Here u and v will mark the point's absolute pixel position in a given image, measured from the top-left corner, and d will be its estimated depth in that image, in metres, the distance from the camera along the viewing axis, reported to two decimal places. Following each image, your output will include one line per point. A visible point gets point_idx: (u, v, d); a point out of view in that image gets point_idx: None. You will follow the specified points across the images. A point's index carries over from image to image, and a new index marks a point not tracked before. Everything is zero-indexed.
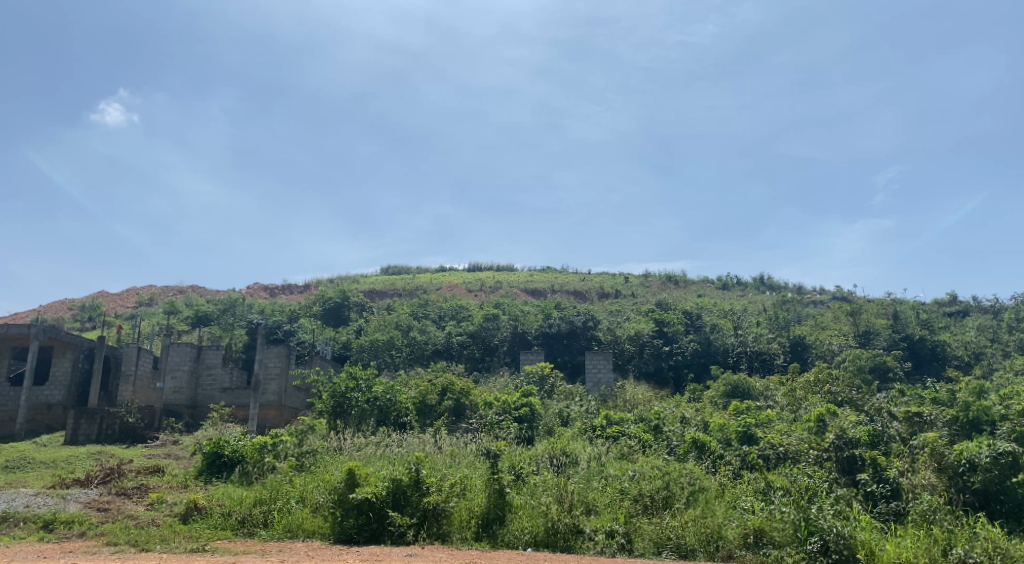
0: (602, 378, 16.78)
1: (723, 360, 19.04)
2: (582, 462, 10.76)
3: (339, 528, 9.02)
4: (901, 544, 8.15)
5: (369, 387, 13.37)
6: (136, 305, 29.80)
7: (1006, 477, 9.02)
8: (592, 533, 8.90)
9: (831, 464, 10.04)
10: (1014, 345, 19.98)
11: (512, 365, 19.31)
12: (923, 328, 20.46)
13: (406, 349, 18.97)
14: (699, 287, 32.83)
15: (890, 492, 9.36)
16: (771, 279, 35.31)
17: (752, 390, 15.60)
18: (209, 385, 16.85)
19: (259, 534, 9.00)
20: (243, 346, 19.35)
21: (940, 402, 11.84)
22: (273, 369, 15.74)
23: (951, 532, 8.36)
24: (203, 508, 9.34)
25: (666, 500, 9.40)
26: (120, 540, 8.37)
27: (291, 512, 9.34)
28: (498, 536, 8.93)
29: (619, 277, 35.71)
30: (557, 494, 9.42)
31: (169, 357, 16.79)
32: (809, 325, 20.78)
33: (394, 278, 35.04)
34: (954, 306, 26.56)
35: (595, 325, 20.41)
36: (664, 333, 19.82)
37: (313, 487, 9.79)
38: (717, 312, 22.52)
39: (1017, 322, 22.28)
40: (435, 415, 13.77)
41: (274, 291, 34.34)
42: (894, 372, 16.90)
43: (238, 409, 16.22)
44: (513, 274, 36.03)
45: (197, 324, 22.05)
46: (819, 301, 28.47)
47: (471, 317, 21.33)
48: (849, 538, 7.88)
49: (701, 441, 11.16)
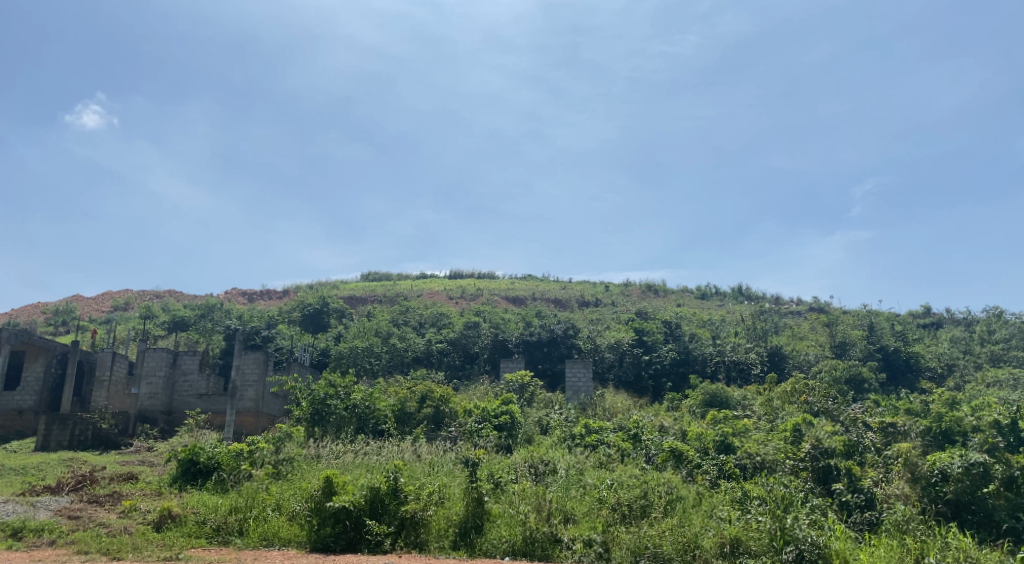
0: (581, 387, 16.74)
1: (702, 369, 19.10)
2: (560, 470, 10.82)
3: (316, 537, 8.96)
4: (875, 554, 8.23)
5: (347, 394, 13.28)
6: (111, 310, 29.37)
7: (977, 487, 9.25)
8: (569, 543, 8.90)
9: (807, 473, 10.24)
10: (985, 357, 20.28)
11: (492, 373, 19.27)
12: (898, 339, 20.63)
13: (385, 356, 18.86)
14: (679, 296, 33.20)
15: (865, 502, 9.54)
16: (749, 288, 35.68)
17: (730, 399, 15.55)
18: (185, 390, 16.64)
19: (234, 542, 8.93)
20: (221, 352, 19.25)
21: (914, 413, 11.94)
22: (251, 375, 15.55)
23: (923, 542, 8.48)
24: (177, 516, 9.26)
25: (644, 509, 9.43)
26: (92, 548, 8.23)
27: (267, 520, 9.30)
28: (476, 545, 8.92)
29: (599, 285, 35.99)
30: (535, 502, 9.45)
31: (145, 362, 16.49)
32: (786, 336, 21.03)
33: (374, 285, 34.88)
34: (928, 318, 26.84)
35: (576, 333, 20.48)
36: (644, 341, 19.92)
37: (290, 494, 9.75)
38: (696, 321, 22.66)
39: (988, 335, 22.64)
40: (414, 423, 13.62)
41: (253, 297, 34.03)
42: (871, 383, 17.03)
43: (215, 415, 16.08)
44: (494, 281, 36.24)
45: (174, 329, 21.82)
46: (796, 312, 28.70)
47: (451, 325, 21.27)
48: (824, 547, 8.12)
49: (679, 450, 11.32)
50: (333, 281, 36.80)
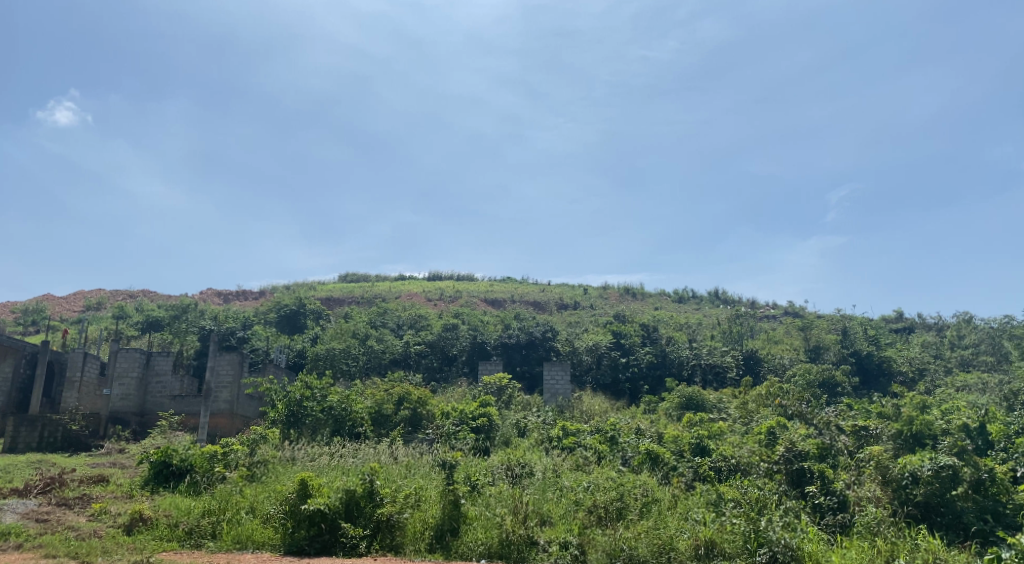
0: (559, 389, 16.76)
1: (678, 373, 19.20)
2: (537, 472, 10.83)
3: (290, 540, 8.90)
4: (847, 556, 8.31)
5: (324, 396, 13.21)
6: (83, 310, 28.88)
7: (946, 490, 9.40)
8: (545, 545, 8.85)
9: (781, 476, 10.32)
10: (955, 362, 20.62)
11: (470, 376, 19.22)
12: (871, 344, 20.90)
13: (363, 358, 18.75)
14: (656, 299, 33.38)
15: (838, 504, 9.65)
16: (725, 292, 35.99)
17: (706, 402, 15.66)
18: (158, 392, 16.43)
19: (206, 546, 8.82)
20: (195, 353, 19.04)
21: (886, 416, 12.10)
22: (225, 377, 15.39)
23: (894, 544, 8.61)
24: (148, 518, 9.12)
25: (620, 511, 9.47)
26: (59, 552, 8.09)
27: (241, 523, 9.21)
28: (452, 547, 8.90)
29: (578, 288, 36.11)
30: (512, 505, 9.44)
31: (117, 363, 16.25)
32: (762, 340, 21.24)
33: (352, 286, 34.68)
34: (900, 323, 27.22)
35: (554, 336, 20.52)
36: (622, 344, 20.00)
37: (264, 497, 9.70)
38: (673, 324, 22.78)
39: (957, 340, 23.02)
40: (391, 425, 13.55)
41: (229, 297, 33.68)
42: (844, 386, 17.25)
43: (189, 417, 15.92)
44: (473, 283, 36.24)
45: (148, 329, 21.54)
46: (772, 316, 29.00)
47: (429, 326, 21.23)
48: (798, 549, 8.23)
49: (655, 453, 11.38)
50: (310, 281, 36.53)
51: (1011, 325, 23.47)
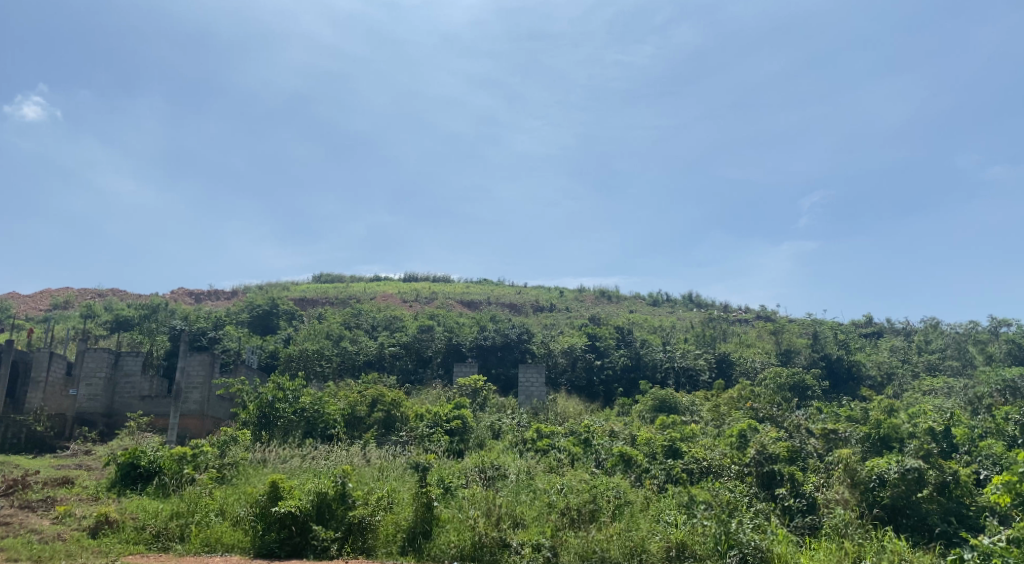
0: (534, 392, 16.77)
1: (652, 375, 19.32)
2: (511, 474, 10.83)
3: (260, 542, 8.79)
4: (815, 557, 8.41)
5: (296, 398, 13.10)
6: (50, 309, 28.32)
7: (912, 492, 9.55)
8: (518, 547, 8.80)
9: (751, 478, 10.43)
10: (922, 366, 21.00)
11: (445, 378, 19.17)
12: (841, 348, 21.20)
13: (336, 359, 18.63)
14: (631, 302, 33.58)
15: (806, 506, 9.78)
16: (699, 295, 36.32)
17: (679, 405, 15.77)
18: (127, 392, 16.16)
19: (174, 548, 8.71)
20: (165, 353, 18.78)
21: (855, 419, 12.27)
22: (196, 377, 15.20)
23: (860, 545, 8.74)
24: (115, 521, 8.97)
25: (592, 514, 9.50)
26: (21, 555, 7.89)
27: (210, 525, 9.09)
28: (424, 550, 8.86)
29: (554, 291, 36.19)
30: (485, 507, 9.41)
31: (84, 363, 15.95)
32: (734, 343, 21.46)
33: (326, 287, 34.46)
34: (870, 328, 27.64)
35: (529, 338, 20.57)
36: (597, 347, 20.10)
37: (234, 500, 9.58)
38: (647, 327, 22.94)
39: (925, 344, 23.46)
40: (364, 427, 13.49)
41: (200, 297, 33.23)
42: (813, 390, 17.47)
43: (158, 418, 15.71)
44: (449, 285, 36.20)
45: (116, 329, 21.19)
46: (745, 319, 29.31)
47: (404, 328, 21.15)
48: (767, 551, 8.33)
49: (628, 455, 11.45)
50: (284, 281, 36.16)
51: (976, 330, 23.96)
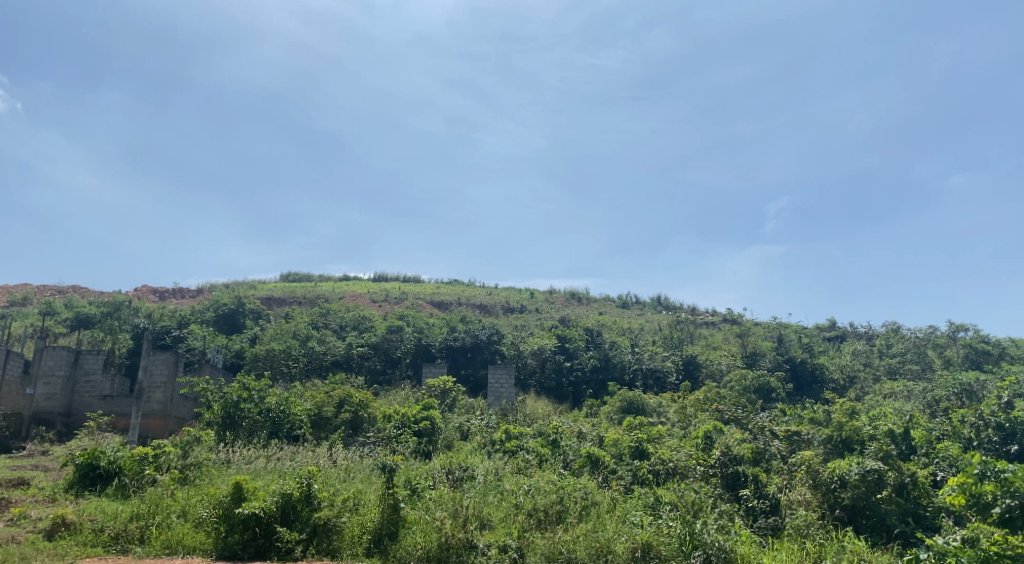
0: (503, 393, 16.79)
1: (620, 377, 19.43)
2: (479, 475, 10.82)
3: (222, 544, 8.67)
4: (777, 558, 8.53)
5: (261, 398, 12.95)
6: (7, 305, 27.60)
7: (871, 493, 9.74)
8: (484, 548, 8.79)
9: (716, 479, 10.55)
10: (883, 370, 21.45)
11: (414, 379, 19.08)
12: (805, 351, 21.55)
13: (303, 359, 18.47)
14: (601, 304, 33.77)
15: (770, 507, 9.93)
16: (668, 298, 36.66)
17: (646, 406, 15.88)
18: (87, 392, 15.82)
19: (134, 551, 8.55)
20: (127, 351, 18.45)
21: (818, 421, 12.47)
22: (159, 377, 14.95)
23: (821, 545, 8.89)
24: (72, 523, 8.77)
25: (559, 515, 9.54)
26: None
27: (171, 527, 8.93)
28: (390, 552, 8.80)
29: (524, 292, 36.27)
30: (452, 509, 9.36)
31: (42, 362, 15.59)
32: (701, 346, 21.71)
33: (294, 286, 34.09)
34: (833, 331, 28.14)
35: (499, 339, 20.61)
36: (566, 348, 20.19)
37: (197, 501, 9.43)
38: (616, 329, 23.09)
39: (886, 348, 23.96)
40: (331, 428, 13.40)
41: (165, 295, 32.65)
42: (778, 392, 17.73)
43: (119, 418, 15.44)
44: (418, 285, 36.08)
45: (77, 327, 20.75)
46: (712, 322, 29.65)
47: (373, 328, 21.02)
48: (731, 551, 8.43)
49: (596, 456, 11.50)
50: (251, 281, 35.70)
51: (935, 335, 24.53)
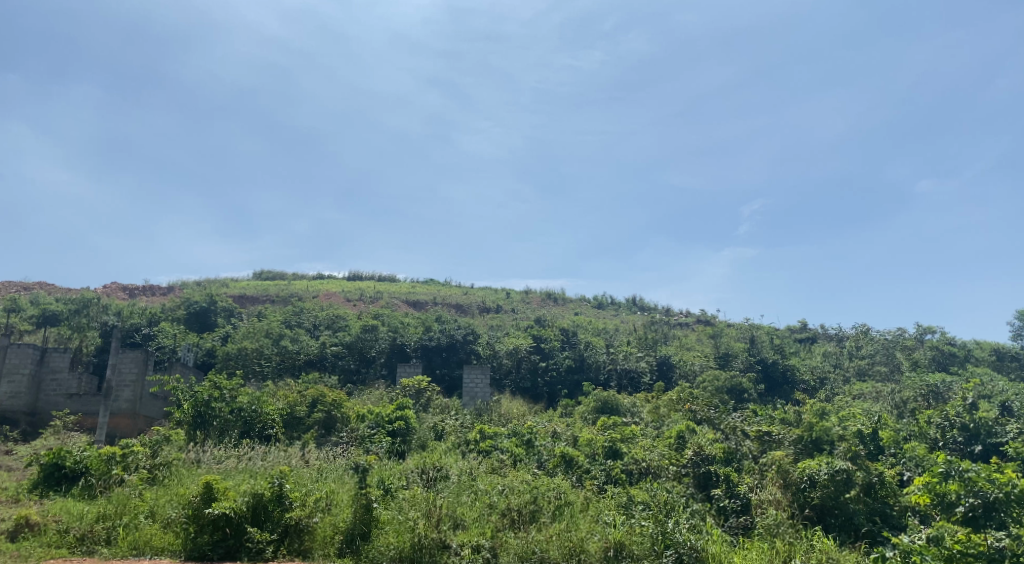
0: (478, 393, 16.78)
1: (595, 377, 19.51)
2: (452, 475, 10.79)
3: (192, 545, 8.56)
4: (748, 557, 8.61)
5: (233, 397, 12.80)
6: None
7: (840, 493, 9.87)
8: (457, 548, 8.76)
9: (688, 479, 10.63)
10: (852, 371, 21.79)
11: (388, 378, 18.97)
12: (776, 352, 21.81)
13: (276, 359, 18.31)
14: (577, 305, 33.89)
15: (740, 507, 10.03)
16: (643, 299, 36.89)
17: (620, 406, 15.96)
18: (52, 390, 15.53)
19: (100, 552, 8.40)
20: (95, 349, 18.13)
21: (788, 422, 12.61)
22: (128, 375, 14.75)
23: (791, 544, 9.00)
24: (36, 524, 8.60)
25: (532, 514, 9.54)
26: None
27: (138, 528, 8.79)
28: (362, 552, 8.74)
29: (500, 292, 36.28)
30: (425, 509, 9.29)
31: (6, 359, 15.27)
32: (675, 347, 21.89)
33: (267, 284, 33.73)
34: (804, 333, 28.54)
35: (475, 340, 20.60)
36: (541, 348, 20.22)
37: (166, 502, 9.31)
38: (591, 330, 23.18)
39: (855, 350, 24.34)
40: (304, 428, 13.29)
41: (135, 293, 32.14)
42: (750, 393, 17.92)
43: (85, 417, 15.17)
44: (394, 284, 35.91)
45: (42, 324, 20.31)
46: (687, 323, 29.90)
47: (348, 327, 20.89)
48: (702, 550, 8.50)
49: (570, 456, 11.54)
50: (223, 279, 35.27)
51: (903, 337, 24.97)
